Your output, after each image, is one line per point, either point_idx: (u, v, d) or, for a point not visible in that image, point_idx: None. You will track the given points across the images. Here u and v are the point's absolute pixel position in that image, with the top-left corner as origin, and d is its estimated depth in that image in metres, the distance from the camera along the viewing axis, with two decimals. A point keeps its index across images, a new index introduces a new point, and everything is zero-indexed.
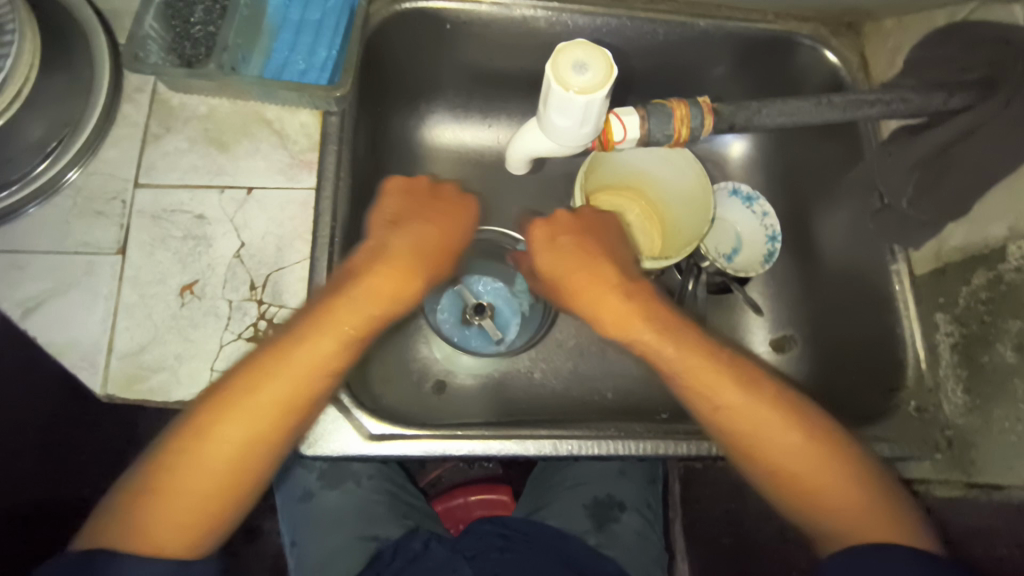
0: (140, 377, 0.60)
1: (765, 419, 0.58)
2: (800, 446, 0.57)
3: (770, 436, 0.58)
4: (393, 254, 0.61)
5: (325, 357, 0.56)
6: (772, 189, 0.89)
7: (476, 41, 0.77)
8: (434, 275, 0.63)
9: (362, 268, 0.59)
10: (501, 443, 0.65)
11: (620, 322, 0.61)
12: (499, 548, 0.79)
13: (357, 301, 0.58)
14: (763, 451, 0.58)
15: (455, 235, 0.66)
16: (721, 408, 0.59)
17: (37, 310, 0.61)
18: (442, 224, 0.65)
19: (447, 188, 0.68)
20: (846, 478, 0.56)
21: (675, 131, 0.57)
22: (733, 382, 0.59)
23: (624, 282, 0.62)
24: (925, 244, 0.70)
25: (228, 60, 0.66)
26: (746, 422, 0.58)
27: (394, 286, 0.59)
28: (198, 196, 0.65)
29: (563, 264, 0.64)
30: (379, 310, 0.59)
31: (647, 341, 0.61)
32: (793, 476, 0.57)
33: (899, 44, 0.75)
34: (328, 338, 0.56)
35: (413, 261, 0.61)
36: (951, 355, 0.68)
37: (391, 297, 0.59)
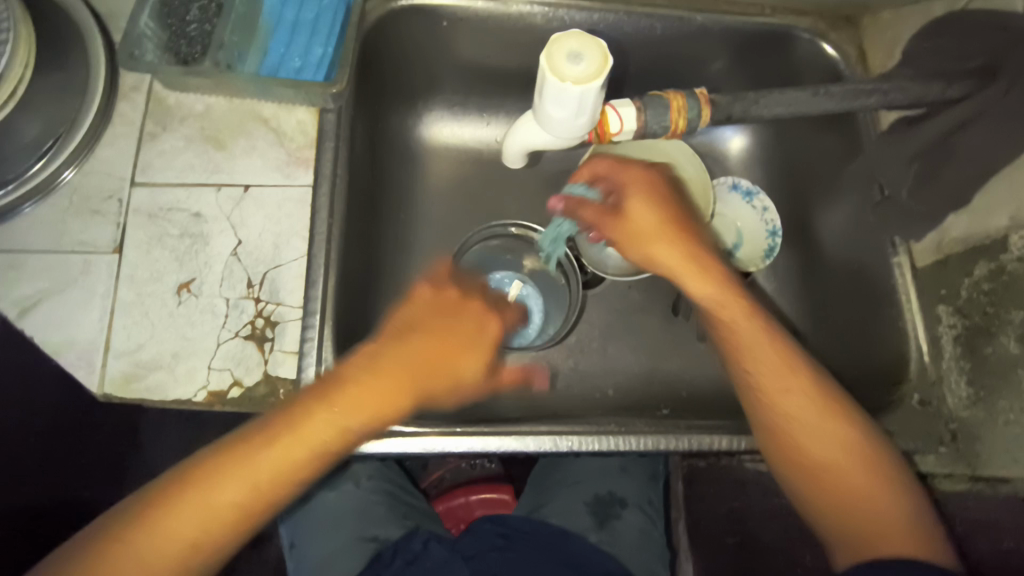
0: (137, 375, 0.60)
1: (823, 418, 0.56)
2: (845, 445, 0.56)
3: (811, 425, 0.56)
4: (413, 347, 0.54)
5: (325, 440, 0.50)
6: (773, 183, 0.88)
7: (473, 38, 0.77)
8: (463, 372, 0.55)
9: (379, 357, 0.53)
10: (499, 439, 0.65)
11: (702, 284, 0.60)
12: (500, 547, 0.79)
13: (376, 380, 0.52)
14: (802, 439, 0.56)
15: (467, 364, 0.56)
16: (787, 389, 0.57)
17: (34, 309, 0.61)
18: (463, 355, 0.55)
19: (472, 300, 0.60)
20: (884, 483, 0.55)
21: (671, 123, 0.57)
22: (802, 369, 0.58)
23: (710, 260, 0.61)
24: (926, 236, 0.70)
25: (224, 57, 0.66)
26: (797, 409, 0.57)
27: (407, 372, 0.53)
28: (195, 194, 0.65)
29: (652, 229, 0.62)
30: (398, 402, 0.52)
31: (720, 306, 0.60)
32: (828, 472, 0.55)
33: (898, 36, 0.74)
34: (333, 418, 0.50)
35: (440, 343, 0.55)
36: (953, 347, 0.67)
37: (406, 398, 0.52)
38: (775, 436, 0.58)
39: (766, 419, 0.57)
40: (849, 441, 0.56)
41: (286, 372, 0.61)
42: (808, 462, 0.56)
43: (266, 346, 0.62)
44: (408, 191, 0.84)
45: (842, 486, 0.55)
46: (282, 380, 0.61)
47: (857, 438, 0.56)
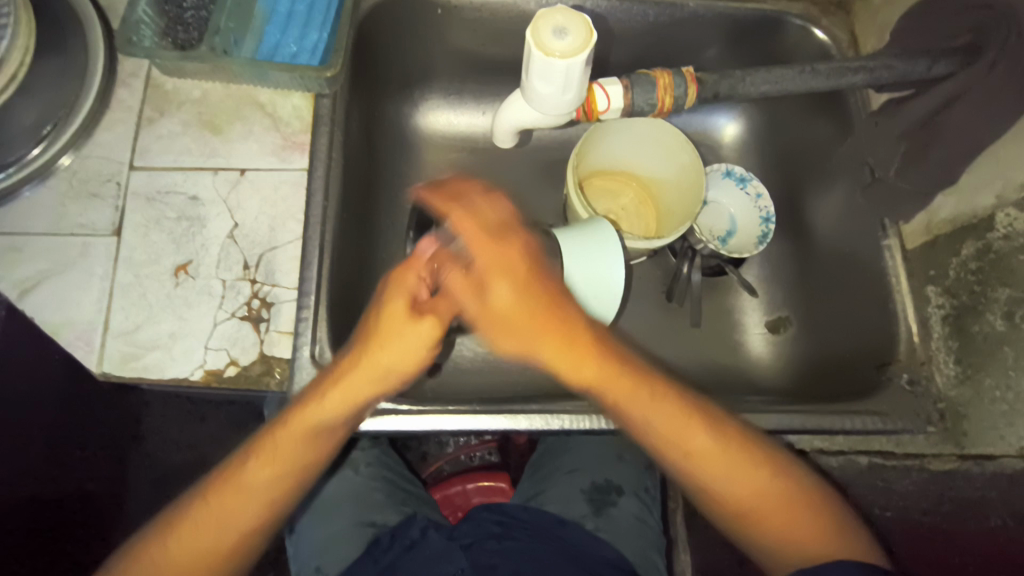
0: (135, 355, 0.61)
1: (744, 475, 0.56)
2: (776, 495, 0.57)
3: (721, 468, 0.56)
4: (350, 371, 0.55)
5: (280, 459, 0.56)
6: (765, 169, 0.89)
7: (468, 25, 0.78)
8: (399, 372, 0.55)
9: (323, 384, 0.55)
10: (493, 418, 0.65)
11: (572, 360, 0.55)
12: (497, 535, 0.81)
13: (318, 402, 0.55)
14: (730, 499, 0.57)
15: (402, 359, 0.54)
16: (693, 452, 0.57)
17: (33, 291, 0.62)
18: (399, 339, 0.54)
19: (402, 277, 0.54)
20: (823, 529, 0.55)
21: (659, 101, 0.57)
22: (708, 428, 0.57)
23: (563, 323, 0.54)
24: (915, 217, 0.71)
25: (221, 42, 0.66)
26: (713, 469, 0.57)
27: (346, 395, 0.55)
28: (191, 177, 0.66)
29: (522, 325, 0.53)
30: (340, 410, 0.55)
31: (589, 372, 0.55)
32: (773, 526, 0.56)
33: (888, 20, 0.75)
34: (281, 445, 0.55)
35: (373, 362, 0.54)
36: (942, 327, 0.68)
37: (353, 402, 0.55)
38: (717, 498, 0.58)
39: (674, 463, 0.58)
40: (769, 479, 0.57)
41: (281, 352, 0.62)
42: (722, 498, 0.57)
43: (262, 326, 0.62)
44: (404, 179, 0.85)
45: (749, 509, 0.57)
46: (277, 359, 0.62)
47: (764, 475, 0.57)
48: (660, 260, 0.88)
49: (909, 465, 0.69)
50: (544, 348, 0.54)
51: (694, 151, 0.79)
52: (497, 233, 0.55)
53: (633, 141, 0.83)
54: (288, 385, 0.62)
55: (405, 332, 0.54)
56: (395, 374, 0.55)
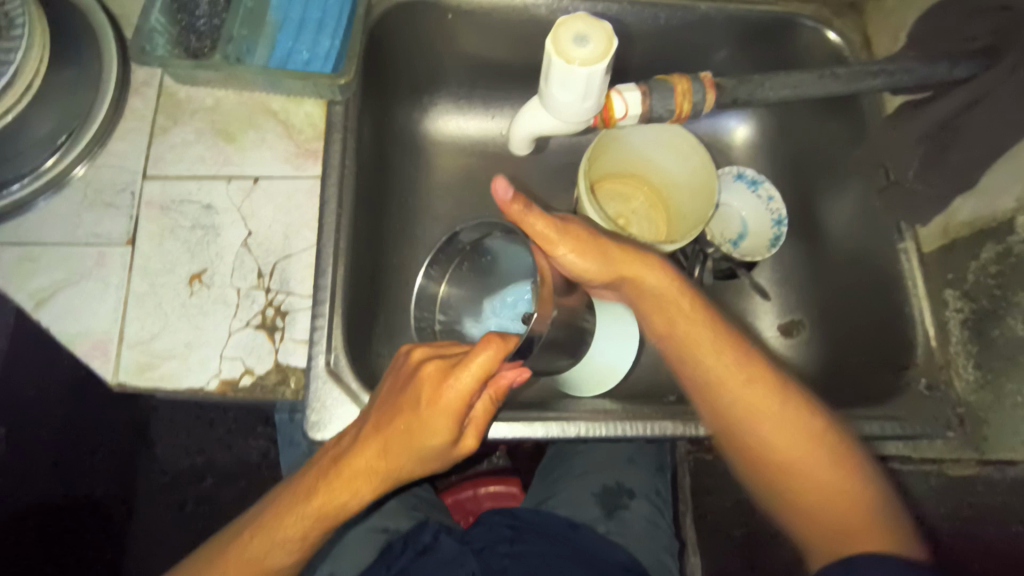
0: (151, 364, 0.61)
1: (802, 459, 0.57)
2: (796, 435, 0.57)
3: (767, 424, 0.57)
4: (364, 468, 0.50)
5: (295, 532, 0.52)
6: (776, 172, 0.89)
7: (479, 30, 0.77)
8: (425, 463, 0.51)
9: (338, 468, 0.51)
10: (509, 426, 0.65)
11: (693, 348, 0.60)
12: (508, 538, 0.82)
13: (334, 484, 0.51)
14: (783, 466, 0.57)
15: (437, 439, 0.49)
16: (761, 437, 0.58)
17: (49, 301, 0.62)
18: (426, 436, 0.49)
19: (457, 386, 0.48)
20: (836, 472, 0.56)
21: (677, 107, 0.57)
22: (783, 414, 0.58)
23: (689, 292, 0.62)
24: (932, 221, 0.70)
25: (234, 50, 0.67)
26: (779, 457, 0.57)
27: (357, 483, 0.51)
28: (206, 186, 0.66)
29: (600, 269, 0.61)
30: (363, 494, 0.51)
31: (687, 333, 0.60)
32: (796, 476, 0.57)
33: (902, 21, 0.74)
34: (296, 518, 0.51)
35: (395, 455, 0.50)
36: (961, 331, 0.67)
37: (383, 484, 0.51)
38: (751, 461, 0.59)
39: (734, 429, 0.59)
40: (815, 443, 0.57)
41: (296, 360, 0.62)
42: (789, 470, 0.57)
43: (277, 335, 0.62)
44: (415, 183, 0.85)
45: (789, 464, 0.57)
46: (293, 368, 0.62)
47: (806, 422, 0.57)
48: None
49: (926, 470, 0.68)
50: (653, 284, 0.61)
51: (705, 154, 0.78)
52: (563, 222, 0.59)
53: (645, 144, 0.82)
54: (303, 395, 0.61)
55: (452, 406, 0.48)
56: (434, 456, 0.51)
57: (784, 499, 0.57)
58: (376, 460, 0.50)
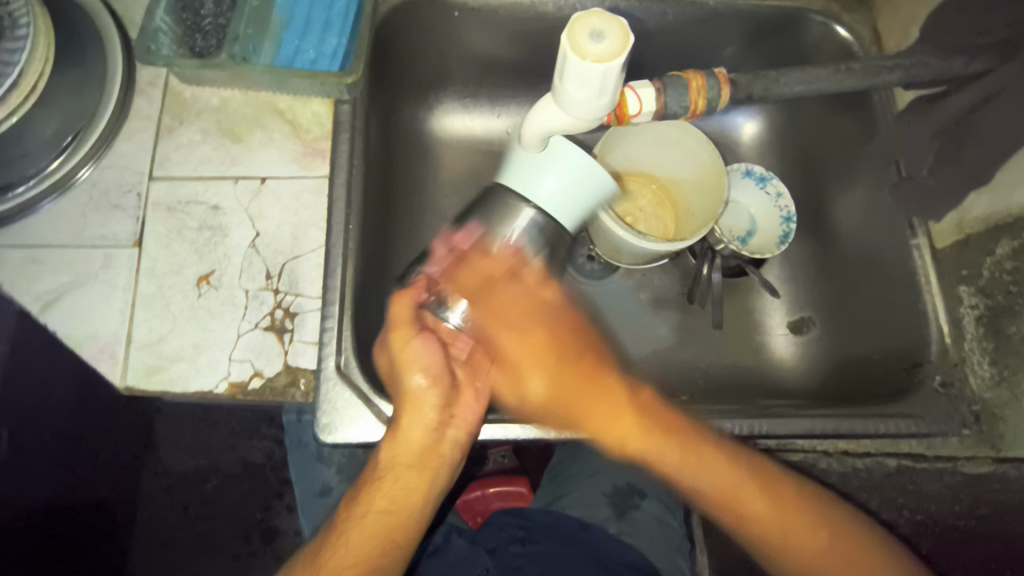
0: (159, 367, 0.60)
1: (750, 497, 0.60)
2: (759, 492, 0.60)
3: (750, 500, 0.60)
4: (410, 398, 0.58)
5: (403, 484, 0.56)
6: (784, 169, 0.88)
7: (484, 28, 0.77)
8: (448, 373, 0.59)
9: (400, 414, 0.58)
10: (522, 427, 0.65)
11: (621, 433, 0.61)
12: (520, 539, 0.85)
13: (409, 421, 0.58)
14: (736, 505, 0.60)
15: (413, 375, 0.58)
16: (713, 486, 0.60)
17: (56, 304, 0.61)
18: (423, 354, 0.59)
19: (400, 306, 0.59)
20: (814, 526, 0.59)
21: (691, 104, 0.56)
22: (723, 455, 0.60)
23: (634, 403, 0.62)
24: (945, 217, 0.70)
25: (239, 49, 0.66)
26: (731, 497, 0.60)
27: (420, 417, 0.58)
28: (212, 187, 0.66)
29: (549, 388, 0.63)
30: (428, 427, 0.58)
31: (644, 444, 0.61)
32: (773, 536, 0.60)
33: (913, 16, 0.74)
34: (396, 466, 0.57)
35: (422, 369, 0.58)
36: (975, 328, 0.67)
37: (426, 419, 0.58)
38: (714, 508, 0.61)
39: (677, 479, 0.61)
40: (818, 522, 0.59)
41: (306, 362, 0.61)
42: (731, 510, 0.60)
43: (286, 337, 0.62)
44: (421, 182, 0.84)
45: (771, 528, 0.60)
46: (303, 369, 0.61)
47: (816, 513, 0.60)
48: (681, 263, 0.87)
49: (941, 468, 0.67)
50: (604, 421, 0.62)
51: (716, 154, 0.78)
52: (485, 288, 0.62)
53: (653, 142, 0.82)
54: (313, 396, 0.61)
55: (414, 354, 0.58)
56: (429, 388, 0.58)
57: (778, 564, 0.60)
58: (416, 387, 0.58)
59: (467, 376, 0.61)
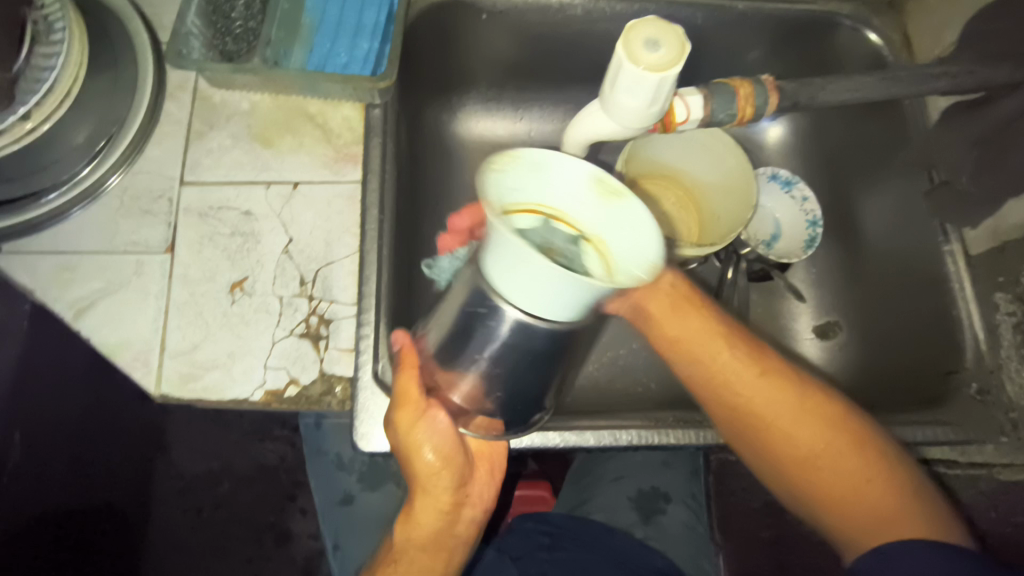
0: (194, 375, 0.59)
1: (791, 428, 0.57)
2: (811, 439, 0.56)
3: (781, 415, 0.57)
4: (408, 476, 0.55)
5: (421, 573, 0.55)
6: (811, 174, 0.87)
7: (513, 30, 0.76)
8: (456, 453, 0.56)
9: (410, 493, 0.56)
10: (559, 435, 0.63)
11: (699, 338, 0.60)
12: (547, 546, 0.84)
13: (418, 501, 0.56)
14: (774, 434, 0.57)
15: (424, 453, 0.54)
16: (743, 402, 0.58)
17: (89, 311, 0.60)
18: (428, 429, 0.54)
19: (405, 377, 0.54)
20: (867, 479, 0.54)
21: (738, 110, 0.56)
22: (747, 365, 0.59)
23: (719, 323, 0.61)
24: (981, 224, 0.69)
25: (271, 53, 0.66)
26: (758, 420, 0.58)
27: (426, 497, 0.55)
28: (244, 192, 0.65)
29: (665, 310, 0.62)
30: (442, 508, 0.56)
31: (704, 347, 0.60)
32: (824, 484, 0.55)
33: (946, 21, 0.74)
34: (409, 548, 0.55)
35: (422, 455, 0.54)
36: (1013, 335, 0.66)
37: (439, 503, 0.55)
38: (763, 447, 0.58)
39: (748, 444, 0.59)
40: (861, 463, 0.55)
41: (341, 370, 0.61)
42: (781, 443, 0.57)
43: (321, 344, 0.61)
44: (444, 185, 0.83)
45: (817, 478, 0.56)
46: (338, 377, 0.60)
47: (870, 454, 0.55)
48: (707, 267, 0.86)
49: (975, 474, 0.67)
50: (716, 355, 0.59)
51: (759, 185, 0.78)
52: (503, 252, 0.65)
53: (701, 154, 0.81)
54: (349, 405, 0.60)
55: (423, 431, 0.53)
56: (440, 470, 0.55)
57: (804, 496, 0.57)
58: (416, 470, 0.55)
59: (479, 448, 0.60)
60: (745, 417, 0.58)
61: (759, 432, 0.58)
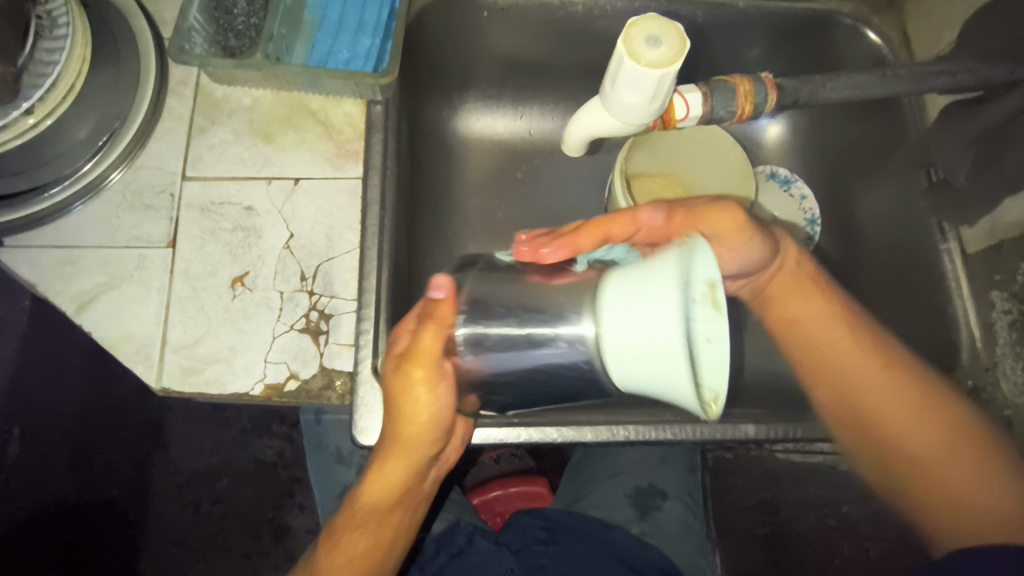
0: (195, 369, 0.60)
1: (898, 419, 0.59)
2: (917, 429, 0.59)
3: (893, 408, 0.60)
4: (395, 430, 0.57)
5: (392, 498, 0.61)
6: (810, 172, 0.88)
7: (514, 27, 0.76)
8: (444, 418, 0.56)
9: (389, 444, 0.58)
10: (556, 430, 0.63)
11: (818, 328, 0.63)
12: (544, 540, 0.85)
13: (393, 453, 0.58)
14: (886, 425, 0.60)
15: (418, 416, 0.54)
16: (855, 392, 0.61)
17: (91, 305, 0.61)
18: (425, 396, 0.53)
19: (428, 335, 0.49)
20: (971, 468, 0.57)
21: (738, 107, 0.57)
22: (869, 355, 0.61)
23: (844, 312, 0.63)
24: (978, 222, 0.69)
25: (273, 49, 0.66)
26: (869, 410, 0.60)
27: (407, 450, 0.58)
28: (246, 188, 0.65)
29: (776, 291, 0.65)
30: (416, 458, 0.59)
31: (830, 338, 0.62)
32: (925, 473, 0.58)
33: (946, 20, 0.74)
34: (383, 484, 0.60)
35: (418, 415, 0.54)
36: (1008, 333, 0.67)
37: (412, 455, 0.58)
38: (867, 437, 0.61)
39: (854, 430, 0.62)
40: (968, 456, 0.57)
41: (342, 364, 0.61)
42: (890, 434, 0.60)
43: (321, 338, 0.61)
44: (444, 182, 0.83)
45: (918, 467, 0.59)
46: (338, 372, 0.61)
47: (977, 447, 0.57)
48: None
49: None
50: (830, 337, 0.62)
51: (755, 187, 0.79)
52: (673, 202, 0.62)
53: (699, 145, 0.83)
54: (349, 398, 0.60)
55: (424, 395, 0.52)
56: (425, 434, 0.56)
57: (909, 488, 0.59)
58: (404, 430, 0.56)
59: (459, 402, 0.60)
60: (853, 404, 0.61)
61: (865, 418, 0.60)
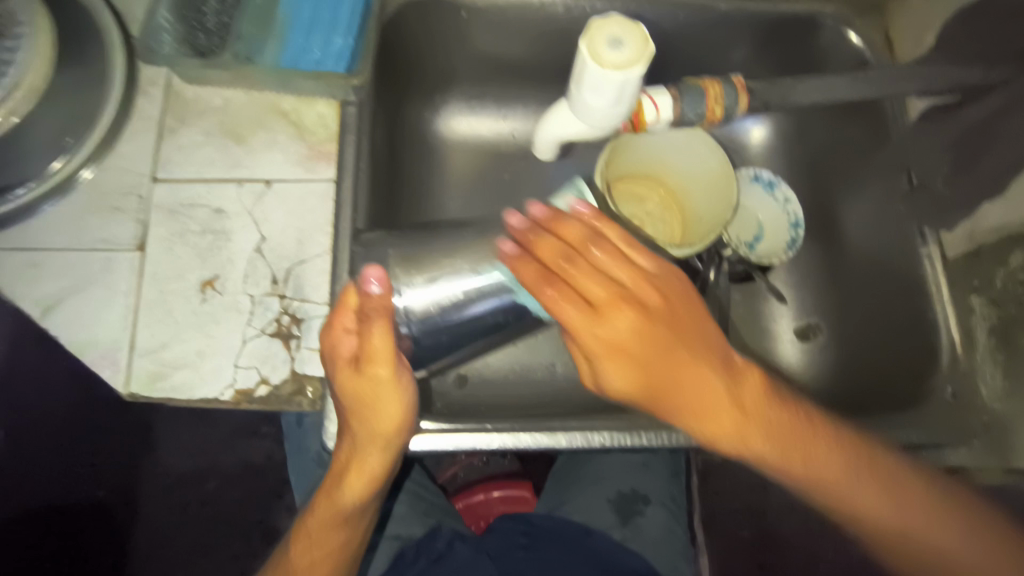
0: (162, 374, 0.59)
1: (912, 525, 0.54)
2: (938, 536, 0.54)
3: (891, 509, 0.54)
4: (361, 431, 0.54)
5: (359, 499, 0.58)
6: (793, 175, 0.87)
7: (491, 28, 0.76)
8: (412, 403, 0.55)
9: (354, 442, 0.55)
10: (530, 436, 0.63)
11: (789, 450, 0.53)
12: (524, 545, 0.84)
13: (363, 452, 0.55)
14: (903, 536, 0.54)
15: (390, 425, 0.54)
16: (860, 507, 0.54)
17: (57, 308, 0.60)
18: (386, 394, 0.52)
19: (382, 334, 0.50)
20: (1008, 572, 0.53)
21: (708, 111, 0.58)
22: (864, 473, 0.54)
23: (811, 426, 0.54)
24: (957, 226, 0.69)
25: (242, 49, 0.67)
26: (881, 521, 0.54)
27: (380, 446, 0.55)
28: (216, 190, 0.64)
29: (727, 413, 0.51)
30: (383, 454, 0.56)
31: (809, 457, 0.53)
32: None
33: (927, 23, 0.74)
34: (350, 488, 0.57)
35: (384, 407, 0.53)
36: (987, 338, 0.67)
37: (385, 449, 0.56)
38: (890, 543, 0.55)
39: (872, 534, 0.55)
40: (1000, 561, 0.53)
41: (312, 369, 0.60)
42: (909, 539, 0.54)
43: (291, 343, 0.61)
44: (425, 184, 0.82)
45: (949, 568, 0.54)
46: (308, 377, 0.60)
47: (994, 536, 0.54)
48: None
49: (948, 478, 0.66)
50: (805, 462, 0.53)
51: (736, 194, 0.76)
52: (621, 260, 0.51)
53: (683, 151, 0.81)
54: (320, 404, 0.60)
55: (385, 390, 0.52)
56: (397, 429, 0.55)
57: None
58: (373, 427, 0.54)
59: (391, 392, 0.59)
60: (866, 520, 0.54)
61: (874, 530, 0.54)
